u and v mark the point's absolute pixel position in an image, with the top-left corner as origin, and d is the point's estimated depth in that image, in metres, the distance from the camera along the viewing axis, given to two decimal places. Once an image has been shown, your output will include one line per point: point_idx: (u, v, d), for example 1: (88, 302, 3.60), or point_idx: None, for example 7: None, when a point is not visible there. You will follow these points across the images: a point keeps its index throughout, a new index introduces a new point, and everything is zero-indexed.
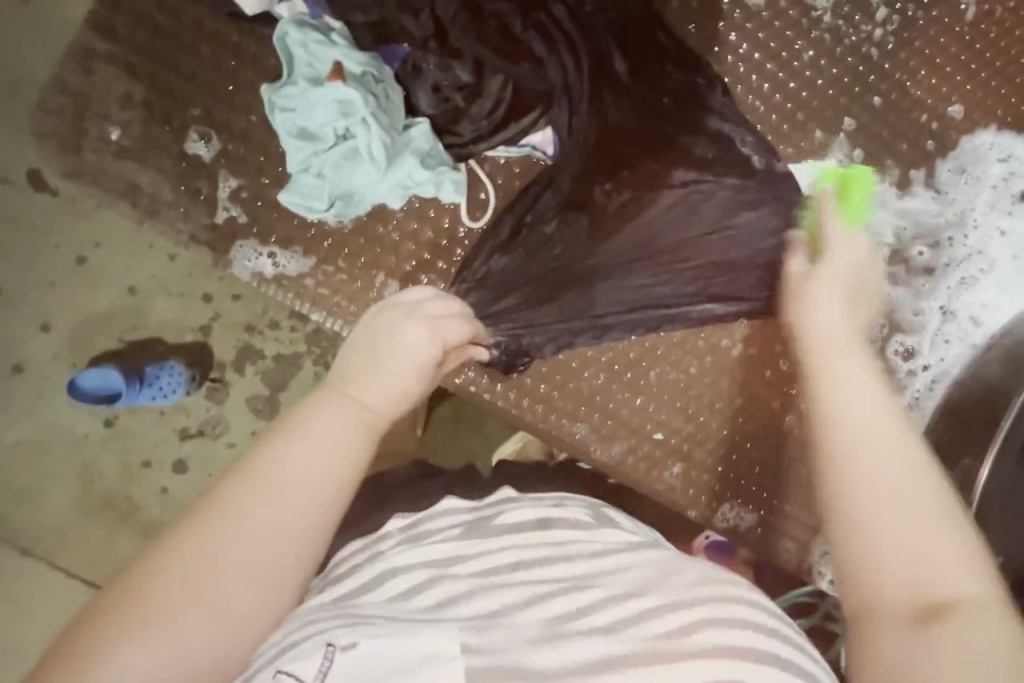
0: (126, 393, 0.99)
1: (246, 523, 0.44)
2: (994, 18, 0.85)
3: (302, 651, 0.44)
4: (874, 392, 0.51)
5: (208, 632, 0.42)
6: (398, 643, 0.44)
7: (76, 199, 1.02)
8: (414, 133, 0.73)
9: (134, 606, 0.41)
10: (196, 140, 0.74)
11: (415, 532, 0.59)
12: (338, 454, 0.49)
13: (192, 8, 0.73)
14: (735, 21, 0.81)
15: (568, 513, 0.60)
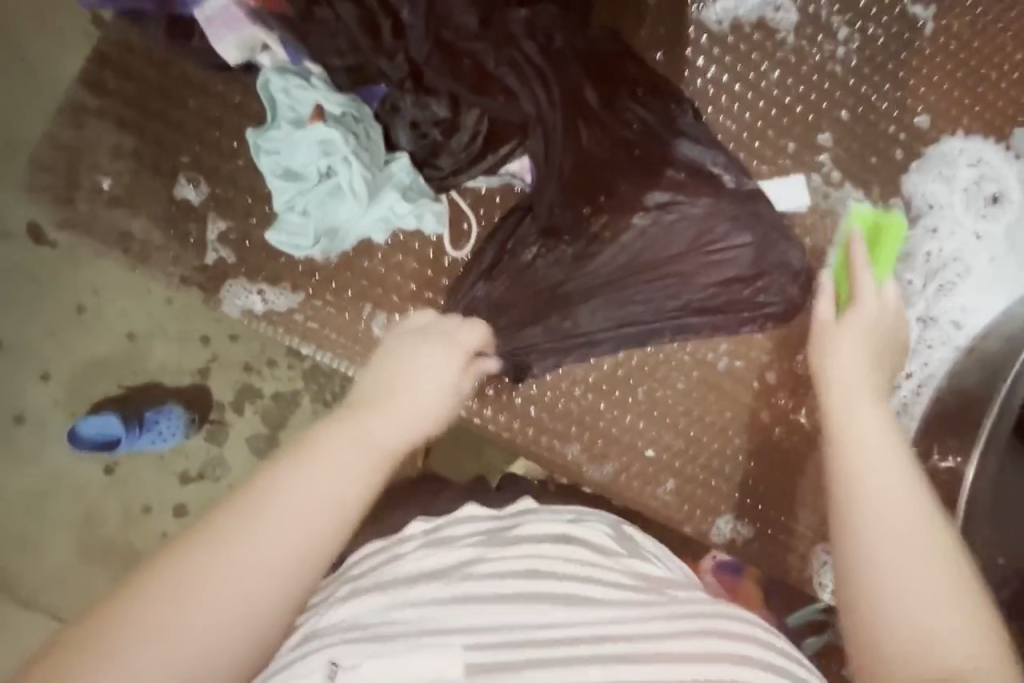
0: (126, 438, 1.00)
1: (241, 545, 0.44)
2: (952, 32, 0.88)
3: (308, 668, 0.48)
4: (893, 442, 0.55)
5: (178, 662, 0.41)
6: (394, 666, 0.47)
7: (72, 250, 1.05)
8: (395, 168, 0.75)
9: (108, 630, 0.41)
10: (186, 185, 0.76)
11: (436, 536, 0.61)
12: (358, 476, 0.50)
13: (179, 61, 0.76)
14: (703, 46, 0.84)
15: (585, 529, 0.62)
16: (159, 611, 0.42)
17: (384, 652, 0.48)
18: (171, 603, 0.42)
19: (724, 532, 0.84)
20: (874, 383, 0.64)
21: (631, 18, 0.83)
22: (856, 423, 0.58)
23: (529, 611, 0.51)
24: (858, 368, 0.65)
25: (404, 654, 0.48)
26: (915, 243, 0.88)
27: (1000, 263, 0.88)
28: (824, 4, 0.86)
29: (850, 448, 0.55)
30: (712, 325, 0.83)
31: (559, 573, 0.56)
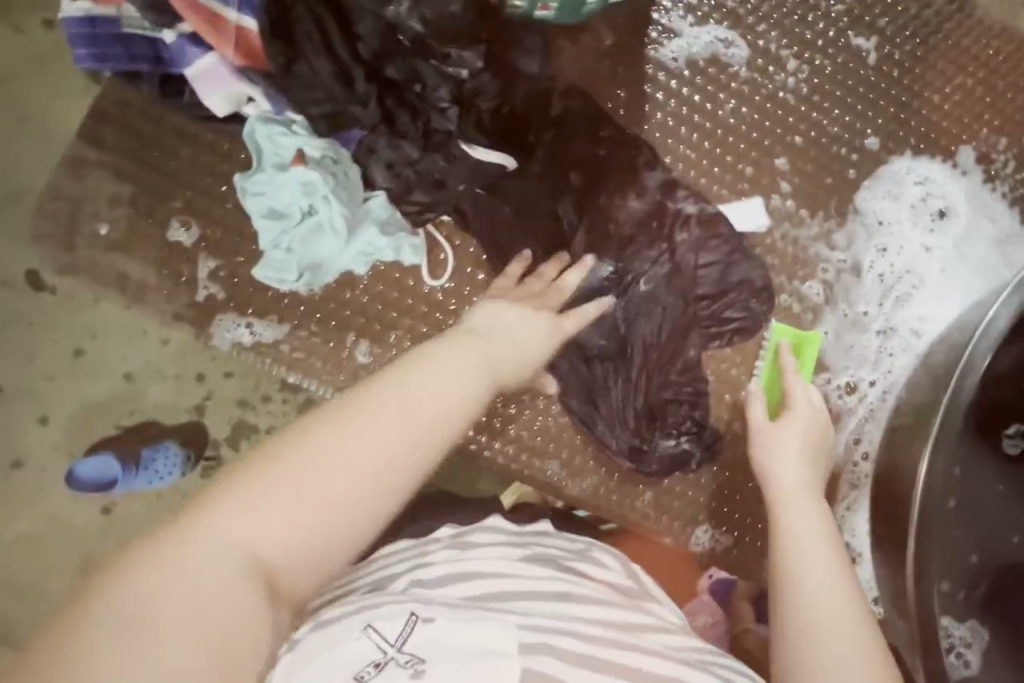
0: (123, 478, 1.04)
1: (368, 436, 0.49)
2: (893, 60, 0.93)
3: (389, 614, 0.52)
4: (824, 533, 0.66)
5: (291, 524, 0.46)
6: (468, 627, 0.52)
7: (69, 296, 1.09)
8: (373, 204, 0.79)
9: (240, 483, 0.46)
10: (177, 229, 0.80)
11: (461, 540, 0.67)
12: (473, 396, 0.56)
13: (169, 114, 0.80)
14: (660, 82, 0.90)
15: (597, 559, 0.69)
16: (286, 470, 0.47)
17: (458, 615, 0.53)
18: (304, 475, 0.47)
19: (702, 541, 0.92)
20: (810, 483, 0.73)
21: (592, 57, 0.88)
22: (799, 523, 0.67)
23: (564, 614, 0.57)
24: (789, 473, 0.74)
25: (476, 620, 0.53)
26: (867, 263, 0.93)
27: (950, 272, 0.94)
28: (773, 38, 0.92)
29: (783, 546, 0.65)
30: (681, 340, 0.88)
31: (584, 589, 0.62)
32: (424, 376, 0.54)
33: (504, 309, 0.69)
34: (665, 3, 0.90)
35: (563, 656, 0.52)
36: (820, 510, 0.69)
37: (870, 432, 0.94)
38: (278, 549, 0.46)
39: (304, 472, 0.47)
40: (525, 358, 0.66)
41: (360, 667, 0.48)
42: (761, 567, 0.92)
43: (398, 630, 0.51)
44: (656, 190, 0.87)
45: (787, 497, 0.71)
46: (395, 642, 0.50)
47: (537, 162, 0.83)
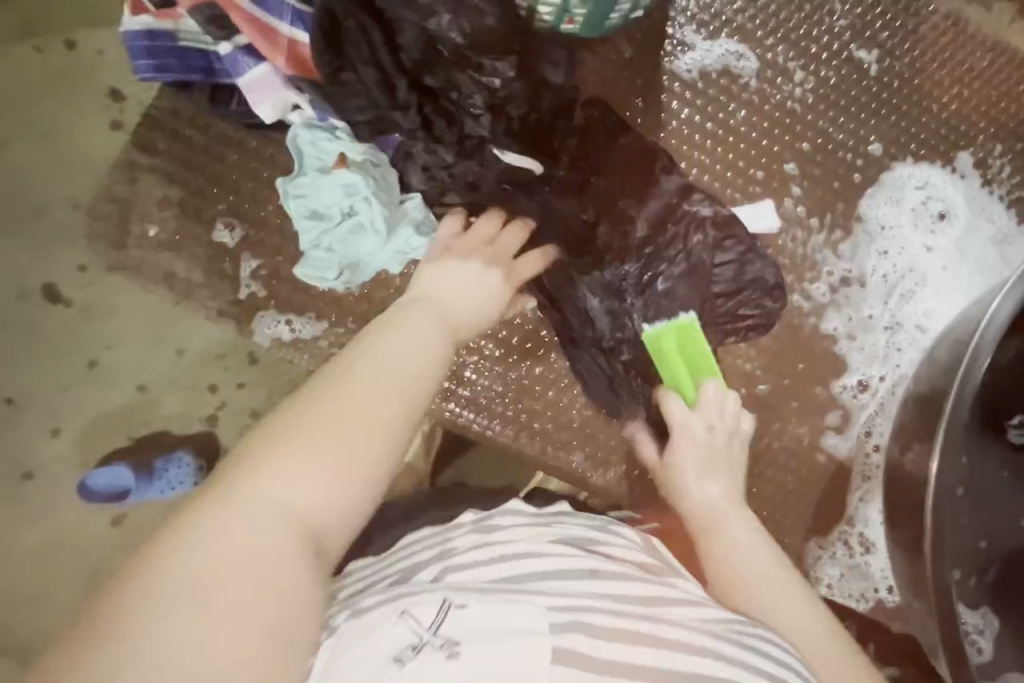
0: (136, 489, 1.10)
1: (353, 391, 0.55)
2: (894, 71, 0.99)
3: (423, 602, 0.53)
4: (748, 535, 0.73)
5: (322, 475, 0.50)
6: (500, 613, 0.52)
7: (87, 310, 1.12)
8: (409, 206, 0.83)
9: (260, 452, 0.50)
10: (222, 229, 0.85)
11: (485, 523, 0.68)
12: (438, 351, 0.63)
13: (217, 121, 0.85)
14: (675, 92, 0.95)
15: (617, 536, 0.70)
16: (302, 430, 0.51)
17: (490, 600, 0.54)
18: (314, 427, 0.52)
19: None
20: (725, 489, 0.79)
21: (611, 69, 0.93)
22: (735, 538, 0.72)
23: (593, 590, 0.58)
24: (705, 483, 0.79)
25: (508, 604, 0.53)
26: (872, 266, 0.98)
27: (952, 271, 0.98)
28: (781, 51, 0.97)
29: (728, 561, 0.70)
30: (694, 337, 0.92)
31: (613, 567, 0.63)
32: (389, 340, 0.61)
33: (456, 266, 0.75)
34: (679, 18, 0.96)
35: (599, 636, 0.53)
36: (738, 508, 0.77)
37: (881, 425, 0.98)
38: (296, 503, 0.49)
39: (321, 428, 0.52)
40: (479, 317, 0.74)
41: (399, 650, 0.50)
42: None
43: (432, 616, 0.52)
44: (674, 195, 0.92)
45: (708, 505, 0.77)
46: (430, 625, 0.51)
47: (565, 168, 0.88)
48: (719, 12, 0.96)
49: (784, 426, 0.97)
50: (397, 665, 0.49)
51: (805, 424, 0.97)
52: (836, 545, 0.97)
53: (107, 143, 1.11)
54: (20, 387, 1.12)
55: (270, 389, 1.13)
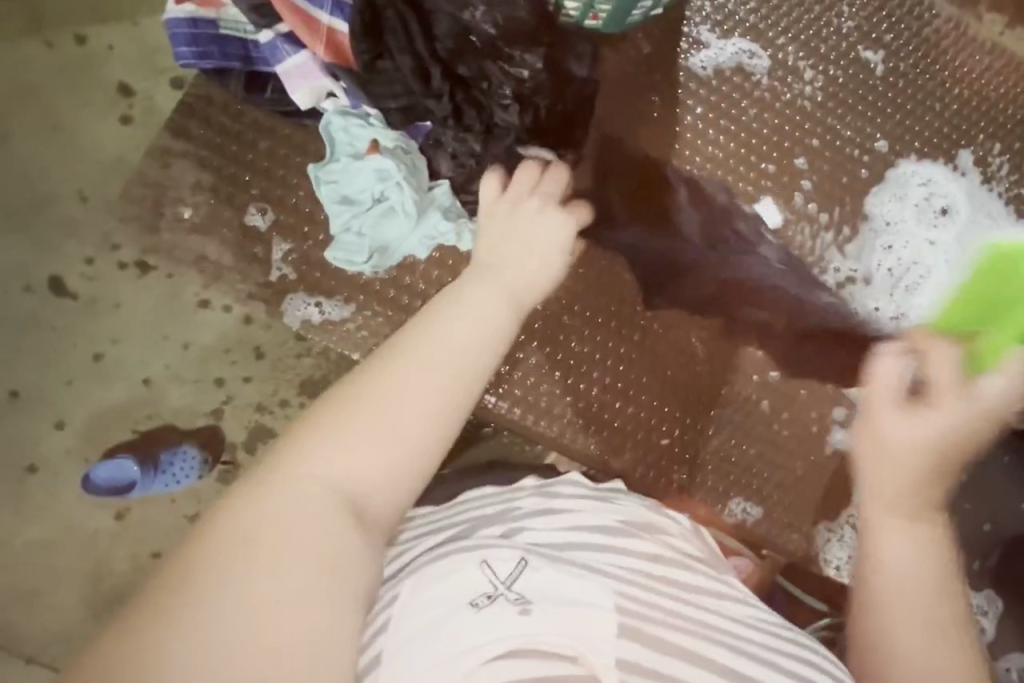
0: (142, 480, 1.11)
1: (410, 374, 0.55)
2: (899, 72, 1.02)
3: (502, 556, 0.58)
4: (923, 561, 0.58)
5: (378, 450, 0.53)
6: (569, 578, 0.56)
7: (93, 302, 1.13)
8: (437, 192, 0.86)
9: (320, 425, 0.53)
10: (254, 214, 0.87)
11: (548, 490, 0.70)
12: (497, 321, 0.61)
13: (251, 110, 0.87)
14: (690, 88, 0.98)
15: (676, 523, 0.73)
16: (362, 405, 0.54)
17: (561, 566, 0.58)
18: (371, 403, 0.54)
19: (737, 512, 0.98)
20: (934, 471, 0.59)
21: (629, 64, 0.97)
22: (893, 539, 0.59)
23: (654, 576, 0.62)
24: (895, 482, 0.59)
25: (579, 575, 0.57)
26: (877, 260, 1.01)
27: (956, 264, 1.01)
28: (791, 51, 1.00)
29: (892, 592, 0.58)
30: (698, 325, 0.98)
31: (671, 557, 0.65)
32: (449, 313, 0.60)
33: (508, 218, 0.72)
34: (695, 18, 0.99)
35: (659, 623, 0.56)
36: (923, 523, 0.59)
37: None
38: (350, 486, 0.51)
39: (379, 404, 0.53)
40: (542, 275, 0.69)
41: (476, 595, 0.54)
42: (783, 540, 0.98)
43: (510, 570, 0.56)
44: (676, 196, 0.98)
45: (890, 505, 0.59)
46: (506, 579, 0.56)
47: (580, 168, 0.94)
48: (732, 12, 1.00)
49: (791, 415, 0.99)
50: (472, 608, 0.53)
51: (813, 412, 0.99)
52: (844, 529, 0.99)
53: (121, 136, 1.13)
54: (39, 373, 1.13)
55: (276, 383, 1.14)
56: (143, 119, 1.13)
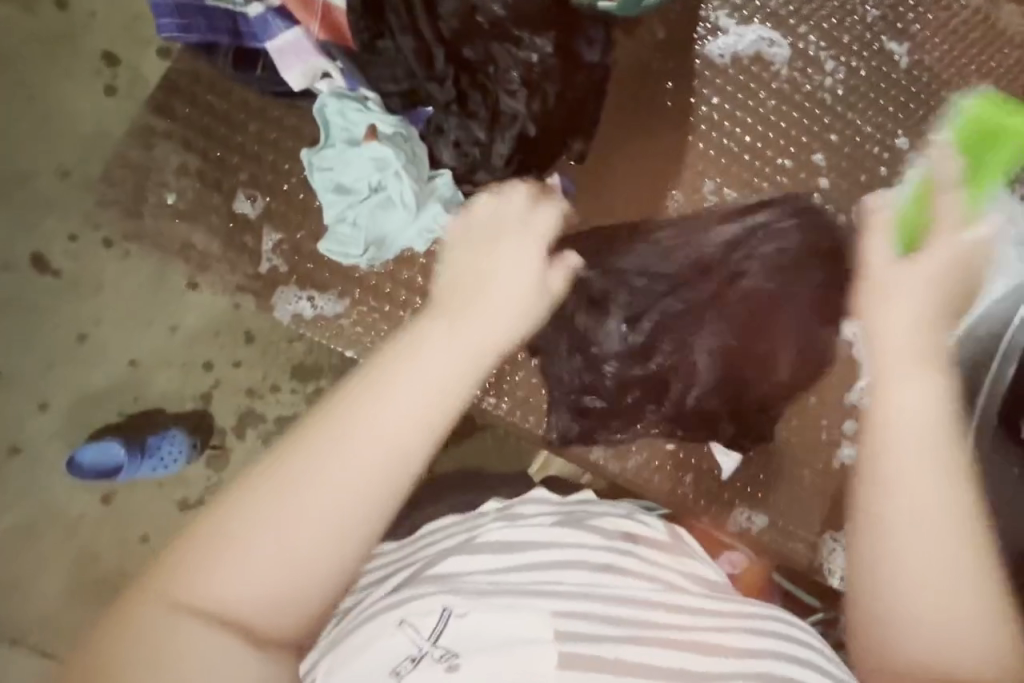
0: (127, 465, 1.06)
1: (318, 474, 0.46)
2: (924, 66, 0.97)
3: (421, 610, 0.55)
4: (939, 410, 0.50)
5: (299, 539, 0.45)
6: (502, 618, 0.54)
7: (78, 281, 1.08)
8: (438, 183, 0.81)
9: (232, 508, 0.46)
10: (243, 200, 0.82)
11: (509, 512, 0.67)
12: (414, 414, 0.47)
13: (241, 89, 0.82)
14: (706, 78, 0.93)
15: (645, 531, 0.68)
16: (280, 484, 0.46)
17: (490, 604, 0.55)
18: (289, 484, 0.46)
19: (740, 521, 0.95)
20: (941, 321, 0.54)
21: (645, 50, 0.92)
22: (917, 395, 0.50)
23: (600, 589, 0.58)
24: (899, 323, 0.53)
25: (511, 609, 0.54)
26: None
27: None
28: (813, 41, 0.95)
29: (897, 432, 0.50)
30: (709, 336, 0.92)
31: (624, 562, 0.62)
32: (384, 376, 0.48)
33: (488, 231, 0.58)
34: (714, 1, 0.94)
35: (604, 638, 0.53)
36: (935, 372, 0.51)
37: None
38: (243, 601, 0.45)
39: (297, 487, 0.45)
40: (521, 308, 0.54)
41: (398, 662, 0.52)
42: (786, 547, 0.96)
43: (432, 625, 0.54)
44: (686, 190, 0.93)
45: (917, 354, 0.51)
46: (430, 636, 0.53)
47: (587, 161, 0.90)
48: None
49: (802, 421, 0.95)
50: (395, 677, 0.51)
51: (824, 415, 0.96)
52: None
53: (102, 107, 1.06)
54: (17, 354, 1.08)
55: (267, 368, 1.11)
56: (129, 90, 1.07)
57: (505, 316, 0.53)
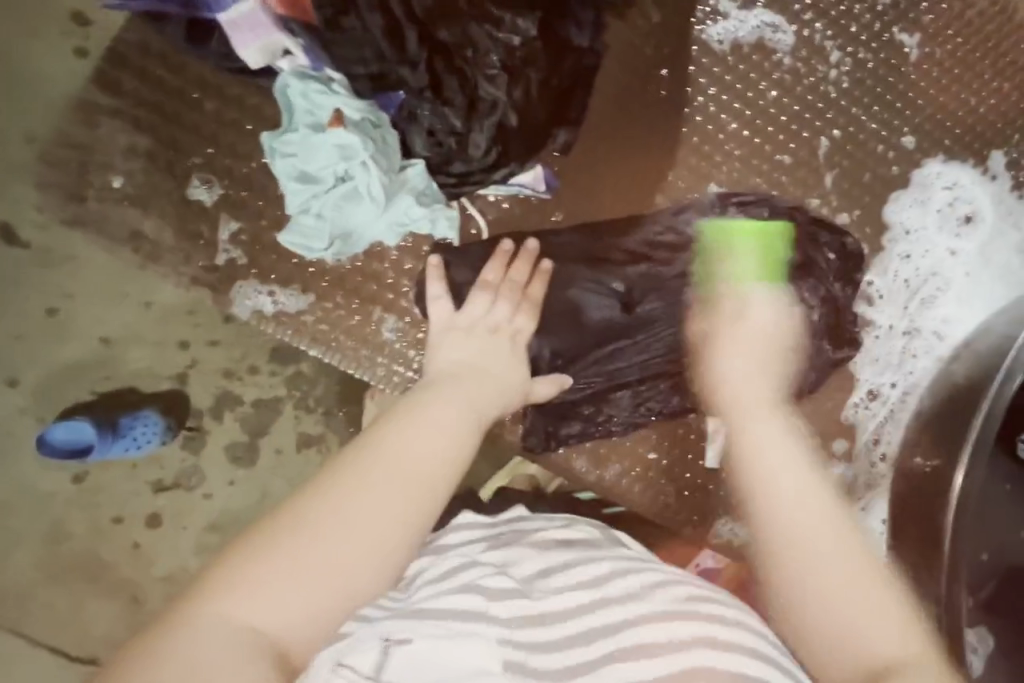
0: (98, 446, 0.97)
1: (366, 503, 0.52)
2: (935, 59, 0.91)
3: (360, 649, 0.51)
4: (790, 452, 0.61)
5: (327, 570, 0.49)
6: (451, 645, 0.51)
7: (47, 253, 1.01)
8: (410, 174, 0.76)
9: (263, 538, 0.49)
10: (198, 186, 0.78)
11: (434, 545, 0.66)
12: (432, 474, 0.56)
13: (196, 67, 0.77)
14: (703, 65, 0.87)
15: (578, 533, 0.66)
16: (308, 522, 0.50)
17: (435, 632, 0.52)
18: (323, 518, 0.50)
19: (722, 533, 0.89)
20: (770, 386, 0.70)
21: (638, 36, 0.86)
22: (762, 437, 0.63)
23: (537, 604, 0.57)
24: (744, 384, 0.70)
25: (456, 635, 0.52)
26: (894, 270, 0.92)
27: (975, 276, 0.93)
28: (818, 28, 0.89)
29: (758, 481, 0.59)
30: (691, 339, 0.85)
31: (564, 563, 0.61)
32: (401, 434, 0.58)
33: (463, 338, 0.71)
34: None
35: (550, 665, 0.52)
36: (773, 414, 0.66)
37: (890, 432, 0.94)
38: (287, 624, 0.47)
39: (328, 522, 0.50)
40: (500, 400, 0.69)
41: None
42: None
43: (372, 661, 0.50)
44: (683, 185, 0.87)
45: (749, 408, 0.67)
46: (372, 672, 0.50)
47: (567, 147, 0.83)
48: None
49: None
50: None
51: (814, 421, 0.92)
52: None
53: (54, 70, 0.97)
54: None
55: (246, 348, 1.04)
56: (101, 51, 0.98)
57: (490, 400, 0.67)
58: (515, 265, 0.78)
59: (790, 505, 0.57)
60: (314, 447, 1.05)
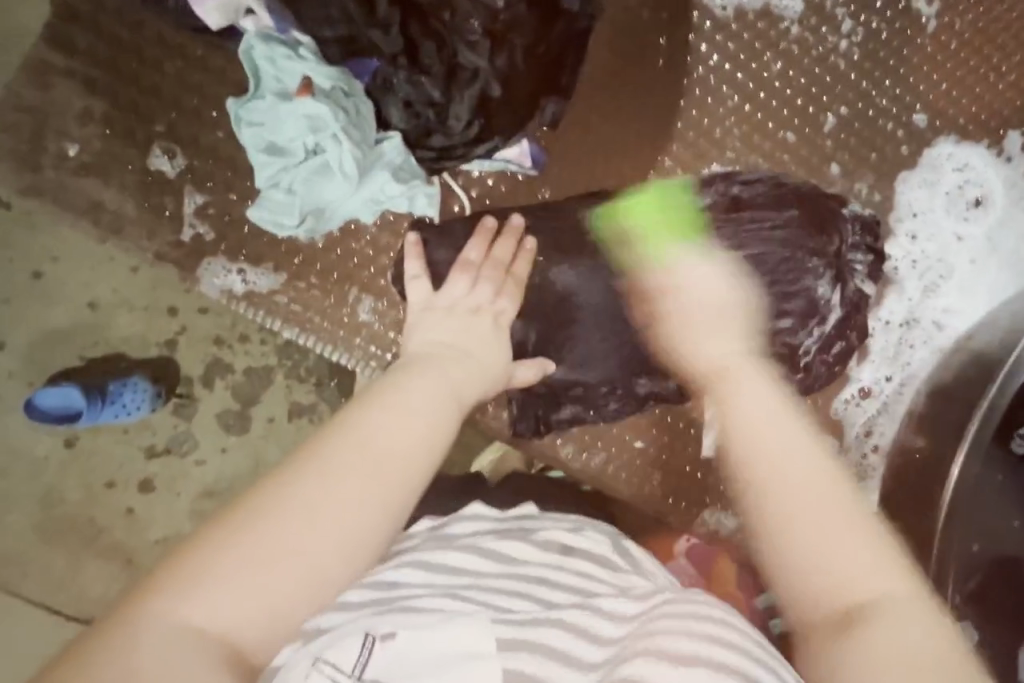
0: (87, 410, 0.94)
1: (341, 492, 0.48)
2: (954, 30, 0.85)
3: (340, 642, 0.46)
4: (772, 397, 0.56)
5: (306, 556, 0.46)
6: (440, 637, 0.47)
7: (29, 213, 0.97)
8: (386, 147, 0.74)
9: (238, 520, 0.46)
10: (160, 156, 0.74)
11: (440, 532, 0.61)
12: (417, 456, 0.53)
13: (155, 24, 0.74)
14: (706, 33, 0.81)
15: (587, 537, 0.61)
16: (287, 504, 0.46)
17: (423, 626, 0.48)
18: (304, 501, 0.47)
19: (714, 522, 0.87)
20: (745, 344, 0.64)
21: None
22: (747, 387, 0.58)
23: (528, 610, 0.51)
24: (722, 340, 0.64)
25: (447, 623, 0.48)
26: (896, 255, 0.88)
27: (981, 264, 0.89)
28: None
29: (740, 428, 0.54)
30: None
31: (560, 574, 0.56)
32: (385, 411, 0.54)
33: (444, 317, 0.66)
34: None
35: (535, 649, 0.47)
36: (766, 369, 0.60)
37: (882, 426, 0.89)
38: (249, 621, 0.44)
39: (305, 508, 0.47)
40: (484, 382, 0.65)
41: None
42: None
43: (354, 657, 0.45)
44: (681, 162, 0.83)
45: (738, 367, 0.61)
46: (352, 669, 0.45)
47: (552, 120, 0.79)
48: None
49: None
50: None
51: (815, 413, 0.87)
52: None
53: None
54: None
55: (235, 315, 1.01)
56: None
57: (476, 376, 0.63)
58: (499, 241, 0.73)
59: (774, 446, 0.52)
60: (307, 418, 1.02)
